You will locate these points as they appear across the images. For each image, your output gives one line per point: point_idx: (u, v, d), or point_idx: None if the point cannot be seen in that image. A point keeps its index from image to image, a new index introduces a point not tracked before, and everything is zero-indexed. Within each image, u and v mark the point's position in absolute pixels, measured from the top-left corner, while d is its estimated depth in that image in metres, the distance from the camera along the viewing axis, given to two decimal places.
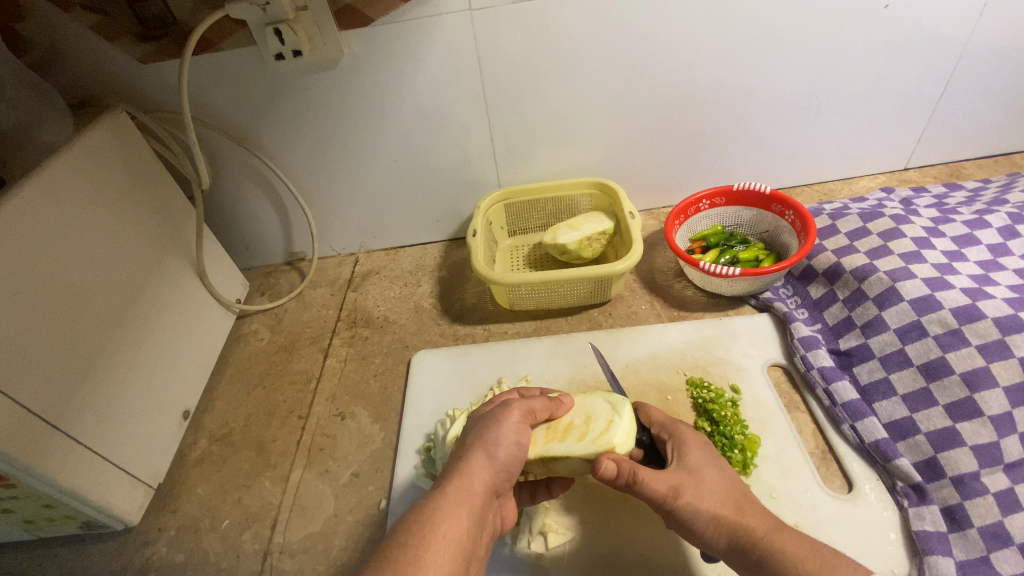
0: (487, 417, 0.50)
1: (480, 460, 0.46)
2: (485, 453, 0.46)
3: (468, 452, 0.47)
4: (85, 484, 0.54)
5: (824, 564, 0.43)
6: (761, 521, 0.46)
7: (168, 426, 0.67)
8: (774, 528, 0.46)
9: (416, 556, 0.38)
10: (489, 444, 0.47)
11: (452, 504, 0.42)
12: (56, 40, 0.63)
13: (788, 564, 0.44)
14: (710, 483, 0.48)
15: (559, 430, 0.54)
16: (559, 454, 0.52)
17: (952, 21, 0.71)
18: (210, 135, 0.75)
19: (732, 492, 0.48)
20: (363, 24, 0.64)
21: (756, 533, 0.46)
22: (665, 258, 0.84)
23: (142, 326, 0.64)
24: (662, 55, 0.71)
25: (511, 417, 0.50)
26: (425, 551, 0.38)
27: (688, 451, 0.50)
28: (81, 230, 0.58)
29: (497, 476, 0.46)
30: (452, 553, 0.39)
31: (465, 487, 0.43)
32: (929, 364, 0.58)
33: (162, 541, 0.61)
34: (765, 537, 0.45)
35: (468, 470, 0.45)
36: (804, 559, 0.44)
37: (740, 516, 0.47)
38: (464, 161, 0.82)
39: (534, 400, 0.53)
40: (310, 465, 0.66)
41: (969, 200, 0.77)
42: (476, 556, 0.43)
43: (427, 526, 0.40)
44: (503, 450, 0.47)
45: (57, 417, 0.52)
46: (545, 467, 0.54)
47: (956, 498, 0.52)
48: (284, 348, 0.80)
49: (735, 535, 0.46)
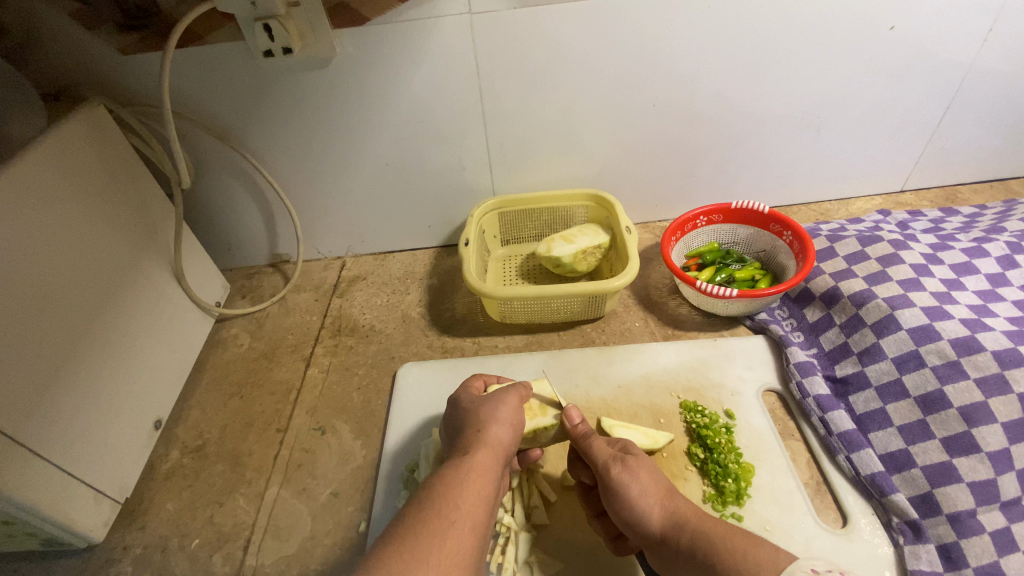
0: (500, 392, 0.53)
1: (499, 431, 0.49)
2: (502, 427, 0.50)
3: (488, 422, 0.50)
4: (45, 501, 0.51)
5: (748, 540, 0.45)
6: (692, 508, 0.49)
7: (137, 437, 0.64)
8: (706, 515, 0.48)
9: (455, 509, 0.42)
10: (505, 418, 0.51)
11: (481, 467, 0.46)
12: (30, 26, 0.59)
13: (715, 542, 0.45)
14: (648, 469, 0.51)
15: (536, 408, 0.57)
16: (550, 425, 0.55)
17: (955, 46, 0.70)
18: (193, 132, 0.71)
19: (666, 483, 0.51)
20: (358, 23, 0.61)
21: (687, 518, 0.48)
22: (660, 273, 0.82)
23: (114, 332, 0.61)
24: (663, 67, 0.70)
25: (513, 399, 0.53)
26: (461, 503, 0.42)
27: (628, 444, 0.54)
28: (48, 230, 0.54)
29: (511, 446, 0.50)
30: (483, 508, 0.43)
31: (488, 453, 0.47)
32: (926, 396, 0.57)
33: (127, 561, 0.58)
34: (694, 518, 0.48)
35: (490, 440, 0.48)
36: (731, 535, 0.46)
37: (673, 502, 0.49)
38: (457, 167, 0.79)
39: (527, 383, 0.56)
40: (287, 482, 0.63)
41: (966, 226, 0.77)
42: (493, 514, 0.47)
43: (460, 485, 0.43)
44: (514, 427, 0.51)
45: (17, 430, 0.49)
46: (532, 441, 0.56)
47: (952, 536, 0.51)
48: (264, 355, 0.77)
49: (667, 518, 0.48)
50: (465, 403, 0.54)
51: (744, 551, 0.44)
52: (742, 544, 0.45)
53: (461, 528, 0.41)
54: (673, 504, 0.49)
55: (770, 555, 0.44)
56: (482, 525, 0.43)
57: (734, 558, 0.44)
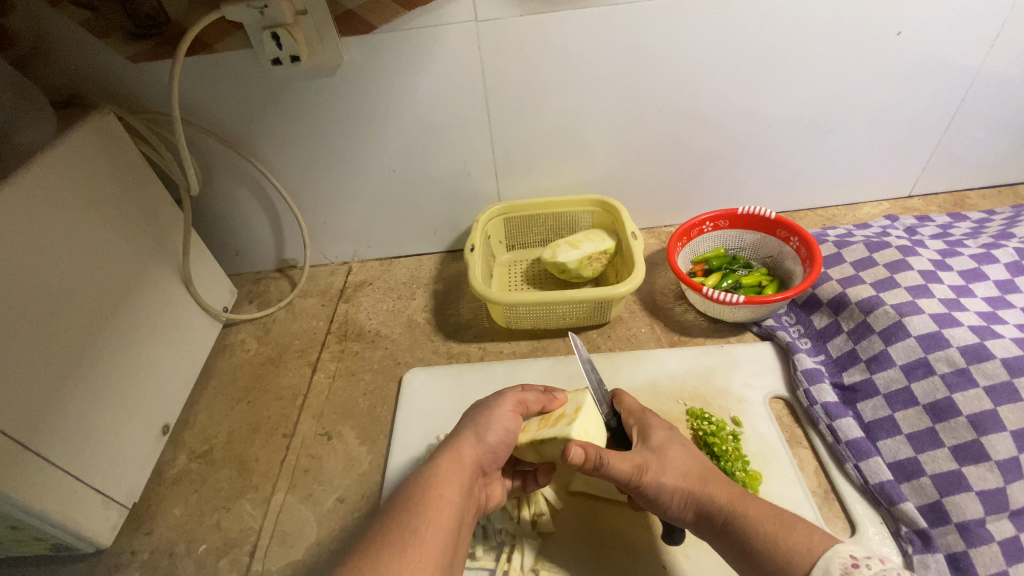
0: (481, 404, 0.53)
1: (470, 440, 0.49)
2: (475, 434, 0.50)
3: (459, 434, 0.50)
4: (54, 506, 0.52)
5: (781, 526, 0.44)
6: (724, 490, 0.47)
7: (145, 442, 0.64)
8: (739, 497, 0.46)
9: (416, 517, 0.42)
10: (478, 428, 0.50)
11: (449, 473, 0.46)
12: (43, 35, 0.60)
13: (746, 529, 0.44)
14: (673, 459, 0.49)
15: (551, 419, 0.52)
16: (547, 438, 0.50)
17: (963, 50, 0.70)
18: (202, 138, 0.72)
19: (695, 466, 0.49)
20: (365, 31, 0.62)
21: (719, 504, 0.46)
22: (666, 279, 0.82)
23: (123, 338, 0.62)
24: (668, 72, 0.70)
25: (496, 405, 0.52)
26: (424, 512, 0.42)
27: (651, 432, 0.51)
28: (58, 237, 0.55)
29: (485, 456, 0.50)
30: (448, 516, 0.43)
31: (456, 463, 0.47)
32: (935, 404, 0.56)
33: (134, 565, 0.58)
34: (726, 503, 0.46)
35: (460, 445, 0.48)
36: (764, 522, 0.44)
37: (704, 486, 0.47)
38: (463, 173, 0.80)
39: (528, 391, 0.54)
40: (294, 488, 0.63)
41: (974, 232, 0.76)
42: (466, 524, 0.46)
43: (424, 490, 0.44)
44: (492, 436, 0.50)
45: (27, 435, 0.49)
46: (537, 453, 0.52)
47: (961, 544, 0.51)
48: (270, 360, 0.78)
49: (699, 504, 0.47)
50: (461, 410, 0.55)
51: (775, 539, 0.43)
52: (775, 535, 0.43)
53: (422, 535, 0.41)
54: (704, 490, 0.47)
55: (802, 545, 0.43)
56: (449, 532, 0.42)
57: (765, 550, 0.43)
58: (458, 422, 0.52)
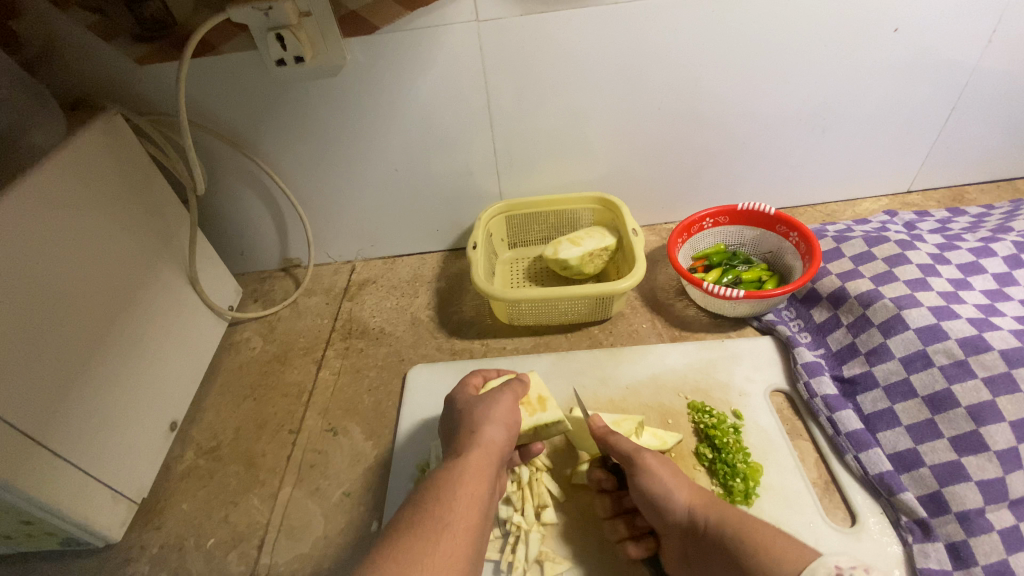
0: (491, 396, 0.53)
1: (492, 433, 0.50)
2: (495, 428, 0.50)
3: (479, 425, 0.50)
4: (66, 500, 0.52)
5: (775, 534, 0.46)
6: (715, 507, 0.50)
7: (153, 438, 0.65)
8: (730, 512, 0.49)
9: (448, 512, 0.42)
10: (496, 421, 0.51)
11: (472, 469, 0.46)
12: (52, 38, 0.61)
13: (739, 540, 0.47)
14: (665, 474, 0.52)
15: (535, 403, 0.57)
16: (550, 420, 0.55)
17: (962, 45, 0.70)
18: (207, 138, 0.73)
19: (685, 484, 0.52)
20: (368, 31, 0.63)
21: (710, 517, 0.49)
22: (667, 276, 0.83)
23: (131, 335, 0.62)
24: (671, 70, 0.70)
25: (507, 399, 0.53)
26: (453, 506, 0.43)
27: (642, 449, 0.54)
28: (67, 236, 0.56)
29: (505, 448, 0.50)
30: (477, 508, 0.44)
31: (480, 456, 0.47)
32: (934, 395, 0.57)
33: (145, 559, 0.59)
34: (718, 517, 0.49)
35: (483, 442, 0.49)
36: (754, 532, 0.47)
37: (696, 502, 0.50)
38: (465, 172, 0.80)
39: (519, 384, 0.56)
40: (300, 482, 0.64)
41: (973, 226, 0.77)
42: (487, 519, 0.48)
43: (452, 489, 0.44)
44: (508, 427, 0.51)
45: (39, 430, 0.50)
46: (534, 436, 0.56)
47: (961, 534, 0.51)
48: (276, 358, 0.78)
49: (691, 518, 0.49)
50: (461, 403, 0.54)
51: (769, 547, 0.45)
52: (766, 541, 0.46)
53: (454, 530, 0.42)
54: (696, 504, 0.50)
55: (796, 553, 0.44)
56: (477, 526, 0.43)
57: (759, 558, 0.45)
58: (470, 413, 0.52)
